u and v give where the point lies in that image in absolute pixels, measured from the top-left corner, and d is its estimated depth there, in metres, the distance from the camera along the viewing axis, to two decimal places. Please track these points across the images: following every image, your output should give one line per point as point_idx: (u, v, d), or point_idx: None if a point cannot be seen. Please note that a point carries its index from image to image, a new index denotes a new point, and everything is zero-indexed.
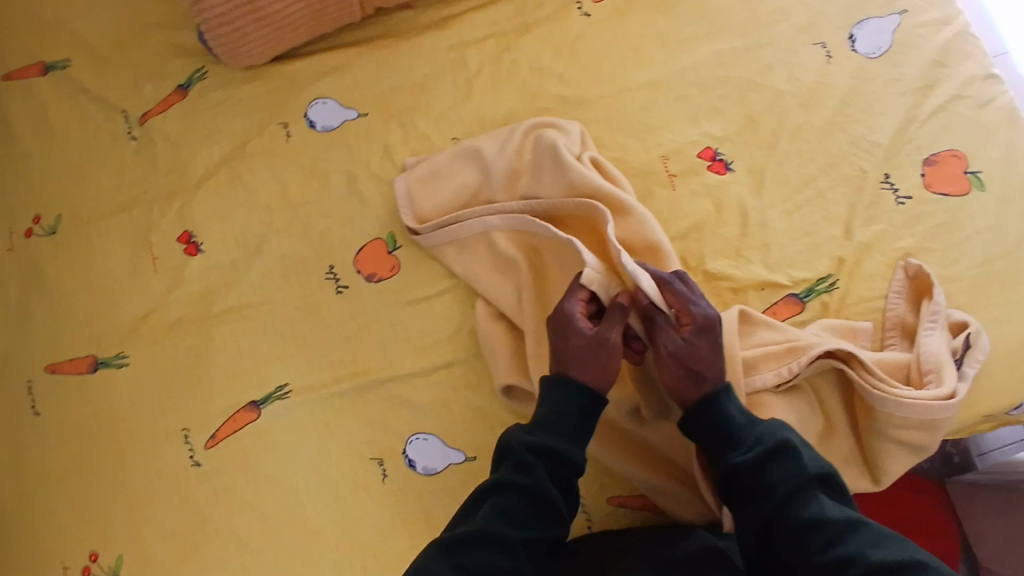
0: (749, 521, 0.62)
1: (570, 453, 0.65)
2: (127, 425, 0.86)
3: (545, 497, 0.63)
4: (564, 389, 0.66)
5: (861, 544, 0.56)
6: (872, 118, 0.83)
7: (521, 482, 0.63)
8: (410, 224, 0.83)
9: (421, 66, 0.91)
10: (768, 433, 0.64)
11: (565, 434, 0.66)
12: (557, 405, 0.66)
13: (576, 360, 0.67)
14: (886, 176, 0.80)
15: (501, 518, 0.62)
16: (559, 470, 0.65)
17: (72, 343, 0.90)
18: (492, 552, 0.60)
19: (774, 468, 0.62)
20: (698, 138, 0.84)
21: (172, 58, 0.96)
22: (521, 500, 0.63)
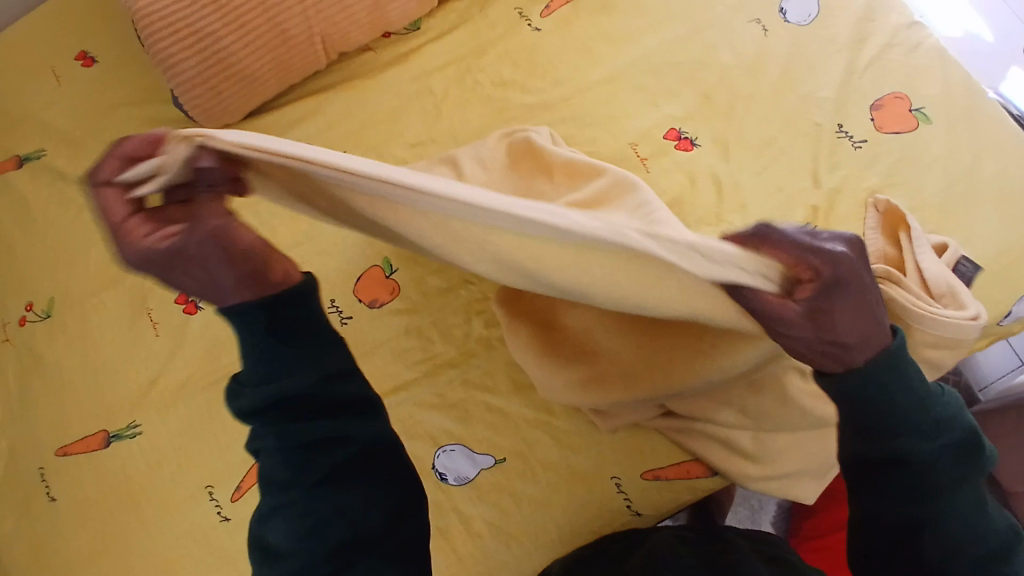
0: (882, 512, 0.54)
1: (298, 386, 0.54)
2: (148, 493, 0.84)
3: (316, 442, 0.57)
4: (246, 319, 0.51)
5: (955, 436, 0.53)
6: (815, 77, 0.89)
7: (295, 433, 0.56)
8: None
9: (391, 99, 0.95)
10: (914, 365, 0.49)
11: (282, 370, 0.54)
12: (252, 347, 0.52)
13: (210, 292, 0.49)
14: (839, 126, 0.86)
15: (276, 472, 0.57)
16: (307, 410, 0.56)
17: (81, 421, 0.88)
18: (293, 498, 0.57)
19: (902, 392, 0.49)
20: (662, 122, 0.89)
21: (146, 130, 0.99)
22: (285, 457, 0.56)
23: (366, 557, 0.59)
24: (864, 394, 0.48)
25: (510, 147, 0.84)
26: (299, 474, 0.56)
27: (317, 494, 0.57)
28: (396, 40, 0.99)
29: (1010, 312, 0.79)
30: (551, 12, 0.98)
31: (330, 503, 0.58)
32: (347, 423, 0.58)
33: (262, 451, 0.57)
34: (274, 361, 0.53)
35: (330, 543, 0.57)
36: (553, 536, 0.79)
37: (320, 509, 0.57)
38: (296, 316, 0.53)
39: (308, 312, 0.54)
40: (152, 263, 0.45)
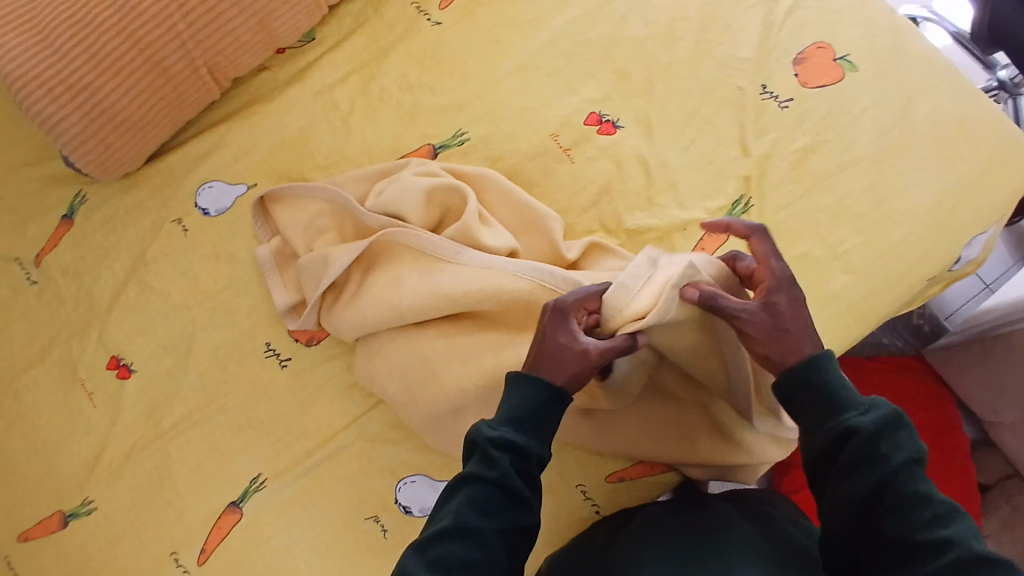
0: (847, 493, 0.52)
1: (534, 446, 0.56)
2: (114, 568, 0.83)
3: (517, 484, 0.55)
4: (527, 384, 0.58)
5: (969, 532, 0.48)
6: (733, 36, 0.85)
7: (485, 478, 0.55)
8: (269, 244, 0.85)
9: (295, 121, 0.90)
10: (884, 402, 0.54)
11: (536, 429, 0.57)
12: (521, 398, 0.57)
13: (548, 357, 0.58)
14: (763, 87, 0.83)
15: (472, 510, 0.54)
16: (508, 448, 0.56)
17: (34, 504, 0.86)
18: (460, 545, 0.53)
19: (889, 438, 0.52)
20: (580, 107, 0.85)
21: (48, 190, 0.94)
22: (491, 490, 0.55)
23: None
24: (792, 395, 0.57)
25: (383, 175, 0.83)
26: (476, 504, 0.54)
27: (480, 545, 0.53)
28: (292, 55, 0.93)
29: (958, 258, 0.78)
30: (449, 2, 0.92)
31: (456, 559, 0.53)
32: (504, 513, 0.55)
33: (449, 489, 0.56)
34: (537, 409, 0.57)
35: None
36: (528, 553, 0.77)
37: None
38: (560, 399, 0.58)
39: (556, 410, 0.58)
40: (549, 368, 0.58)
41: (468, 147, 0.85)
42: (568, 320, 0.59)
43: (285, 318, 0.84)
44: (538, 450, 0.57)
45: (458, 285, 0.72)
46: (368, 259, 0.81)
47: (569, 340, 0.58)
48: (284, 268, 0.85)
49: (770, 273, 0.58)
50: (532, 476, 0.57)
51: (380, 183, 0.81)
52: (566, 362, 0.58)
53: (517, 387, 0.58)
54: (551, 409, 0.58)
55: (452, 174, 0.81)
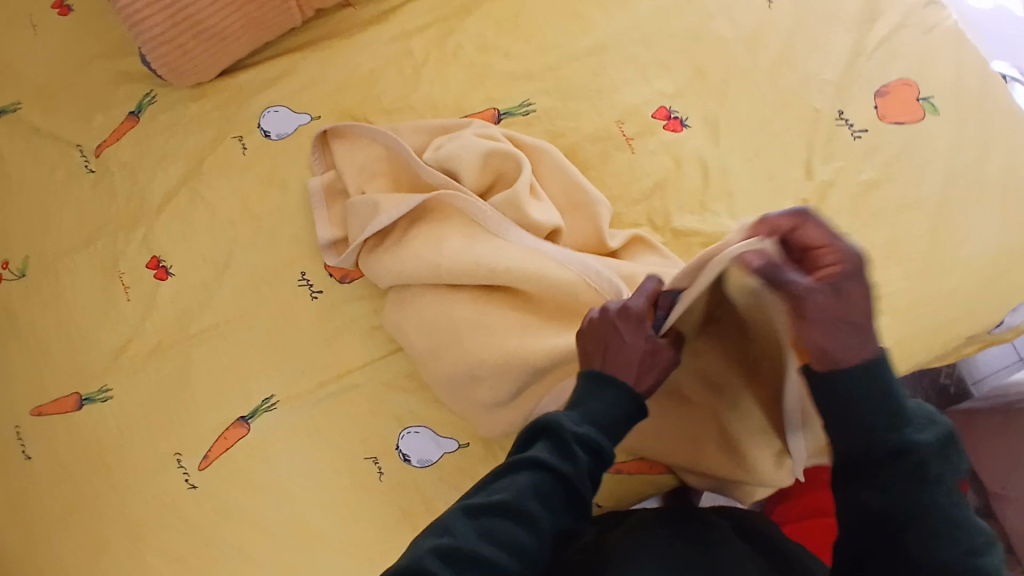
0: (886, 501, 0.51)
1: (610, 451, 0.56)
2: (119, 458, 0.86)
3: (585, 485, 0.55)
4: (606, 385, 0.59)
5: (995, 561, 0.50)
6: (819, 56, 0.84)
7: (559, 466, 0.54)
8: (321, 180, 0.87)
9: (368, 61, 0.91)
10: (937, 420, 0.54)
11: (609, 432, 0.57)
12: (603, 399, 0.58)
13: (617, 360, 0.59)
14: (839, 113, 0.82)
15: (536, 495, 0.53)
16: (586, 446, 0.56)
17: (55, 382, 0.89)
18: (516, 525, 0.52)
19: (942, 458, 0.52)
20: (651, 98, 0.85)
21: (120, 84, 0.96)
22: (558, 481, 0.54)
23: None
24: (844, 404, 0.52)
25: (445, 131, 0.84)
26: (541, 490, 0.53)
27: (536, 532, 0.52)
28: None
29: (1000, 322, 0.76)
30: None
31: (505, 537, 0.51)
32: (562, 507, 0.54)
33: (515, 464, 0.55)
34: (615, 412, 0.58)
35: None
36: None
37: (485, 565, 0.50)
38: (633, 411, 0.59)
39: (631, 420, 0.59)
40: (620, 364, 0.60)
41: (532, 118, 0.86)
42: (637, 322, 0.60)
43: (324, 251, 0.85)
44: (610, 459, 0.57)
45: (503, 260, 0.73)
46: (415, 212, 0.81)
47: (643, 343, 0.59)
48: (331, 203, 0.87)
49: (839, 257, 0.51)
50: (596, 484, 0.56)
51: (440, 139, 0.82)
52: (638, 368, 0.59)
53: (598, 387, 0.59)
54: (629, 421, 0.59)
55: (512, 142, 0.82)
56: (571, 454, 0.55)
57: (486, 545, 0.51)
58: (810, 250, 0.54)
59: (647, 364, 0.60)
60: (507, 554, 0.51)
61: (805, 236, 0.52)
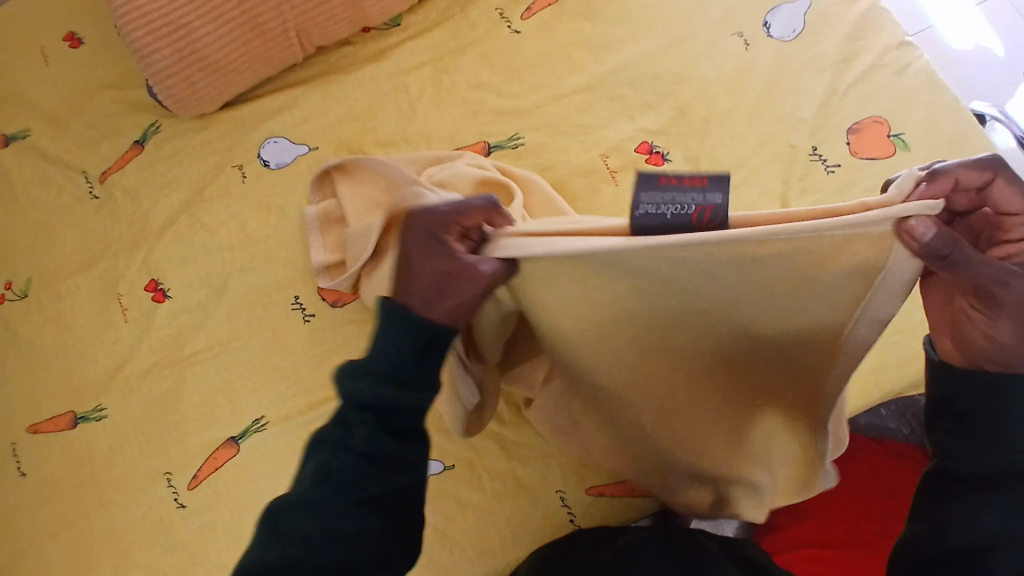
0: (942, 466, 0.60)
1: (401, 399, 0.54)
2: (110, 476, 0.87)
3: (377, 439, 0.54)
4: (399, 316, 0.53)
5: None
6: (795, 96, 0.88)
7: (351, 429, 0.55)
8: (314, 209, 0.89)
9: (365, 95, 0.95)
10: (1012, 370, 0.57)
11: (399, 380, 0.54)
12: (388, 342, 0.53)
13: (421, 292, 0.52)
14: (814, 149, 0.85)
15: (336, 461, 0.54)
16: (405, 403, 0.55)
17: (51, 400, 0.91)
18: (331, 494, 0.54)
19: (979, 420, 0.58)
20: (635, 134, 0.89)
21: (127, 115, 1.01)
22: (358, 443, 0.54)
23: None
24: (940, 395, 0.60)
25: (436, 162, 0.87)
26: (370, 455, 0.54)
27: (352, 494, 0.54)
28: (377, 36, 0.99)
29: None
30: (532, 14, 0.97)
31: (326, 507, 0.54)
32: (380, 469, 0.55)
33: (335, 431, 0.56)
34: (406, 350, 0.53)
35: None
36: (497, 545, 0.80)
37: (322, 537, 0.53)
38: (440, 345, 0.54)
39: (434, 351, 0.54)
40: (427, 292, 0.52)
41: (520, 151, 0.89)
42: (437, 239, 0.51)
43: (317, 275, 0.88)
44: (435, 406, 0.56)
45: None
46: None
47: (445, 261, 0.51)
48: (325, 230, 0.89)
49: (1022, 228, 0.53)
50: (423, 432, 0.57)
51: (432, 169, 0.85)
52: (444, 298, 0.52)
53: (395, 322, 0.53)
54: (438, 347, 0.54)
55: (502, 173, 0.85)
56: (361, 415, 0.54)
57: (305, 519, 0.54)
58: (884, 248, 0.48)
59: (442, 294, 0.52)
60: (329, 521, 0.53)
61: (996, 196, 0.52)
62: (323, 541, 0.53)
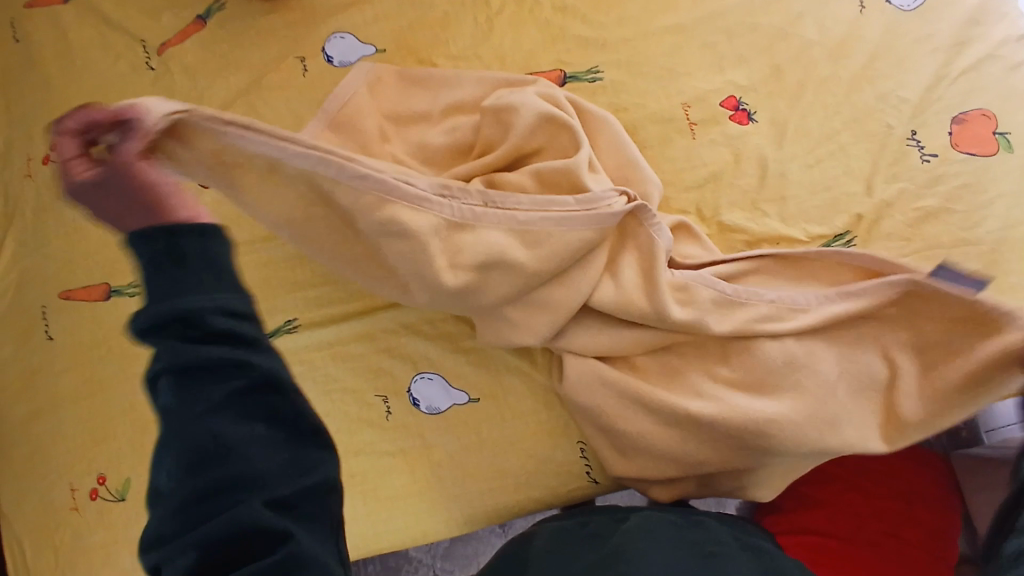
0: None
1: (202, 306, 0.50)
2: (138, 352, 0.87)
3: (213, 354, 0.50)
4: (137, 241, 0.51)
5: None
6: (902, 74, 0.82)
7: (173, 362, 0.50)
8: (365, 117, 0.84)
9: (444, 3, 0.91)
10: None
11: (183, 288, 0.50)
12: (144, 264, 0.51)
13: (93, 201, 0.55)
14: (912, 134, 0.79)
15: (188, 401, 0.50)
16: (192, 327, 0.50)
17: (88, 269, 0.90)
18: (201, 443, 0.49)
19: None
20: (723, 87, 0.83)
21: None
22: (193, 372, 0.50)
23: (285, 535, 0.49)
24: None
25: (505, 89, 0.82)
26: (191, 403, 0.49)
27: (211, 428, 0.49)
28: None
29: None
30: None
31: (193, 460, 0.49)
32: (232, 389, 0.51)
33: (155, 393, 0.51)
34: (172, 278, 0.51)
35: (217, 563, 0.47)
36: (509, 483, 0.79)
37: (203, 497, 0.48)
38: (188, 240, 0.52)
39: (184, 254, 0.51)
40: (94, 189, 0.55)
41: (598, 86, 0.85)
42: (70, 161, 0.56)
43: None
44: (212, 307, 0.51)
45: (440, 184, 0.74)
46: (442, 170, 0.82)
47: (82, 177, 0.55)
48: (375, 144, 0.84)
49: None
50: (242, 336, 0.52)
51: (501, 92, 0.80)
52: (104, 206, 0.55)
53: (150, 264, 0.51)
54: (184, 261, 0.51)
55: (574, 108, 0.80)
56: (178, 339, 0.50)
57: (185, 481, 0.48)
58: None
59: (104, 193, 0.54)
60: (205, 471, 0.49)
61: None
62: (219, 492, 0.48)
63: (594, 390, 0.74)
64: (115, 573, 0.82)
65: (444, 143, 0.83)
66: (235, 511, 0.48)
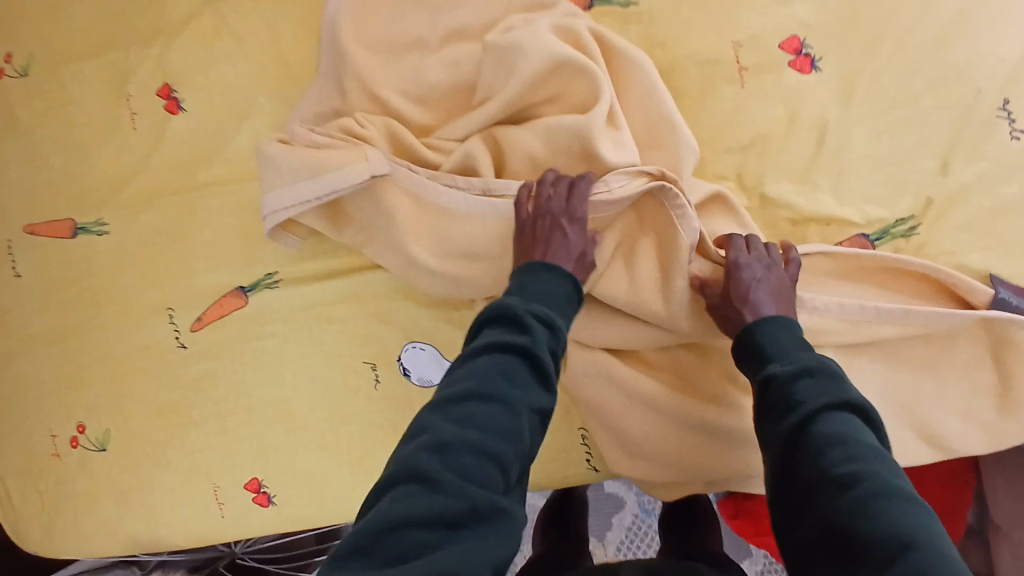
0: (771, 445, 0.48)
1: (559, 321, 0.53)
2: (109, 298, 0.80)
3: (548, 356, 0.49)
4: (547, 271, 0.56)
5: (887, 470, 0.42)
6: (1005, 26, 0.67)
7: (519, 342, 0.48)
8: (348, 37, 0.72)
9: None
10: (815, 357, 0.50)
11: (553, 306, 0.54)
12: (542, 279, 0.55)
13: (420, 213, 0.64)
14: (1004, 104, 0.66)
15: (502, 370, 0.46)
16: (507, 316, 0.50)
17: (51, 201, 0.82)
18: (495, 409, 0.44)
19: (812, 386, 0.47)
20: (783, 26, 0.68)
21: None
22: (526, 357, 0.48)
23: (501, 518, 0.41)
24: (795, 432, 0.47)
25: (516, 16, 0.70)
26: (512, 373, 0.46)
27: (507, 402, 0.45)
28: None
29: None
30: None
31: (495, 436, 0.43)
32: (506, 364, 0.47)
33: (470, 361, 0.47)
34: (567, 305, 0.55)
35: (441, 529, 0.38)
36: None
37: (471, 459, 0.41)
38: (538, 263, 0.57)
39: (563, 282, 0.56)
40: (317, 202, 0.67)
41: (630, 15, 0.70)
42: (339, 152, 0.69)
43: (322, 123, 0.74)
44: (565, 335, 0.52)
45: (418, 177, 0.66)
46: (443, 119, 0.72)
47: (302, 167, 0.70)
48: (360, 72, 0.71)
49: None
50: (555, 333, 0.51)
51: (509, 24, 0.68)
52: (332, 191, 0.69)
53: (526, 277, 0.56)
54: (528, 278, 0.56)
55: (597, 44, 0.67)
56: (529, 330, 0.49)
57: (463, 436, 0.42)
58: None
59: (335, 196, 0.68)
60: (483, 433, 0.43)
61: None
62: (474, 457, 0.42)
63: (598, 386, 0.67)
64: (103, 518, 0.82)
65: (442, 79, 0.71)
66: (504, 497, 0.41)
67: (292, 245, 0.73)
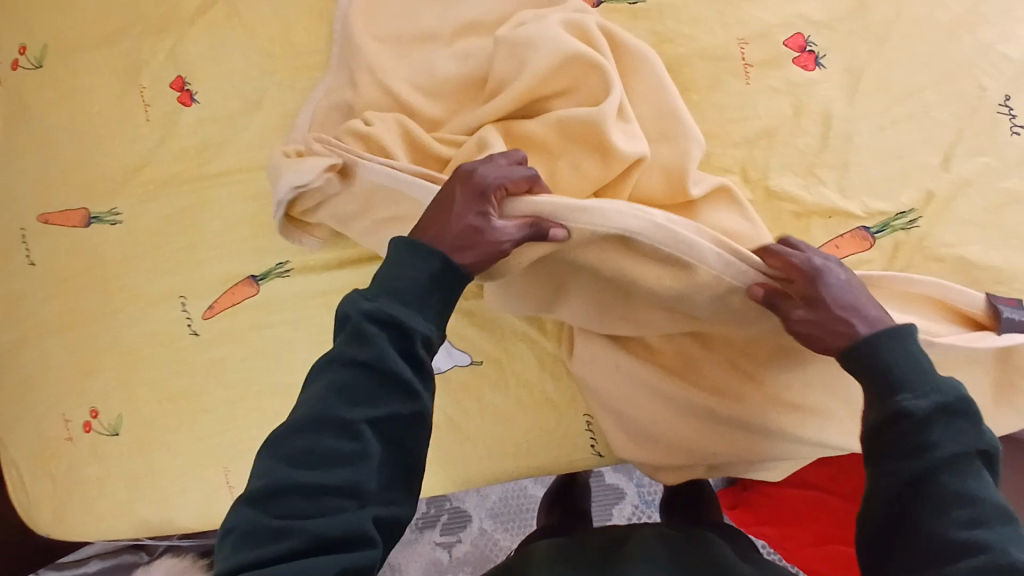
0: (885, 479, 0.46)
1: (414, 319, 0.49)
2: (121, 286, 0.82)
3: (393, 364, 0.48)
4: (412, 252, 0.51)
5: (1011, 538, 0.41)
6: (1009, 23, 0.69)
7: (353, 356, 0.48)
8: (362, 35, 0.75)
9: None
10: (951, 386, 0.46)
11: (411, 300, 0.50)
12: (404, 269, 0.50)
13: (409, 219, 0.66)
14: (1007, 100, 0.67)
15: (337, 396, 0.47)
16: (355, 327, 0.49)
17: (63, 190, 0.83)
18: (334, 436, 0.46)
19: (948, 430, 0.45)
20: (790, 21, 0.71)
21: None
22: (365, 374, 0.47)
23: (363, 538, 0.45)
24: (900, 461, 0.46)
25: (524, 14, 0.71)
26: (339, 395, 0.47)
27: (340, 427, 0.46)
28: None
29: None
30: None
31: (336, 457, 0.45)
32: (351, 383, 0.47)
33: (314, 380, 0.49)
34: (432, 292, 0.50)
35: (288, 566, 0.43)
36: (509, 448, 0.76)
37: (303, 489, 0.44)
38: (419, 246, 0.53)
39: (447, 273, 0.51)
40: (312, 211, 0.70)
41: (639, 10, 0.72)
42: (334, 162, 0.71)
43: (335, 113, 0.75)
44: (420, 330, 0.49)
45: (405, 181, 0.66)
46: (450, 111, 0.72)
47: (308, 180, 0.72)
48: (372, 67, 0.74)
49: None
50: (402, 333, 0.49)
51: (518, 21, 0.70)
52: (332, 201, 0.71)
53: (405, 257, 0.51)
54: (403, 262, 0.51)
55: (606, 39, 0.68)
56: (370, 340, 0.48)
57: (297, 468, 0.45)
58: None
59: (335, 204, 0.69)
60: (321, 463, 0.45)
61: None
62: (312, 489, 0.44)
63: (605, 371, 0.69)
64: (114, 501, 0.83)
65: (454, 72, 0.73)
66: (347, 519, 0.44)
67: (311, 245, 0.76)
